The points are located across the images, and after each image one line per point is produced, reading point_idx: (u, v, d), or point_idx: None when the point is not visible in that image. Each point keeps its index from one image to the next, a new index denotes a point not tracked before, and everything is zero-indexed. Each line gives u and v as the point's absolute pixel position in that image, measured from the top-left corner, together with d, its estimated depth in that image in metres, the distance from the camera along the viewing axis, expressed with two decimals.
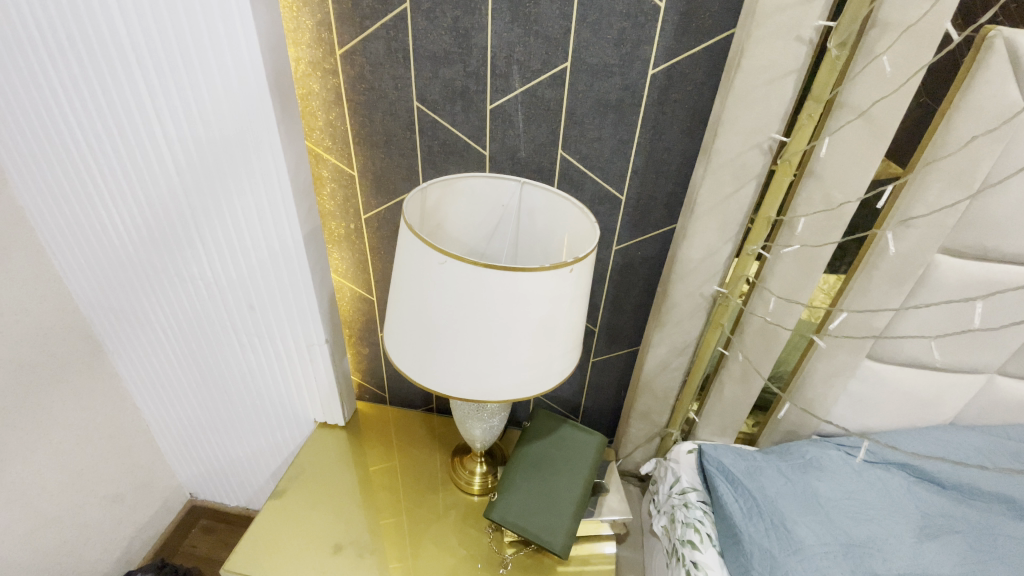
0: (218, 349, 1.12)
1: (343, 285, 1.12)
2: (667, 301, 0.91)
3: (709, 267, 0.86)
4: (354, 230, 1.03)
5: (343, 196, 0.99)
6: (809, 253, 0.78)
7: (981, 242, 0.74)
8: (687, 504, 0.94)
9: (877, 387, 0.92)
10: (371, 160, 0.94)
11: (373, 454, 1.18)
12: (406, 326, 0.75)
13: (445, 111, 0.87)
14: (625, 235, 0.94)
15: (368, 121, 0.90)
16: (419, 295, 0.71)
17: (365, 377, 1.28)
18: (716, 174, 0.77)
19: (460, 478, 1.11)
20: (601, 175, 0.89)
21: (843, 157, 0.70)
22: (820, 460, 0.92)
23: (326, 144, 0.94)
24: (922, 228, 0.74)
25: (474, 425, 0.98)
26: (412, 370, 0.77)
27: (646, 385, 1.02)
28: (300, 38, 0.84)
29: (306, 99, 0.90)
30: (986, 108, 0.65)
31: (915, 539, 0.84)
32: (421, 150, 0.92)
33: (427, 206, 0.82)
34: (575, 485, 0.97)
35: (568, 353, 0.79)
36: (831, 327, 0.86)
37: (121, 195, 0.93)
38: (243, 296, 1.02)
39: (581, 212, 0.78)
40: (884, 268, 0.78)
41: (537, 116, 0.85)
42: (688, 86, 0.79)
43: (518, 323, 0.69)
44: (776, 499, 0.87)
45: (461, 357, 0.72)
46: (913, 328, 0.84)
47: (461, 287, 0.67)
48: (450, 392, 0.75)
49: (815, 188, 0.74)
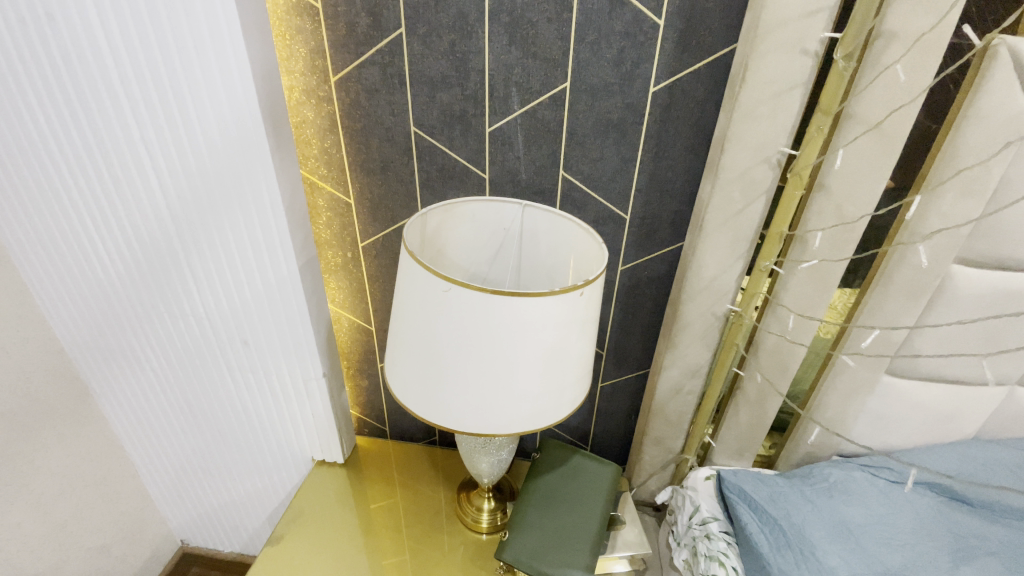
0: (212, 388, 1.07)
1: (341, 316, 1.08)
2: (678, 321, 0.88)
3: (720, 286, 0.83)
4: (351, 258, 1.00)
5: (340, 224, 0.96)
6: (825, 268, 0.75)
7: (995, 251, 0.73)
8: (709, 536, 0.89)
9: (897, 403, 0.89)
10: (367, 188, 0.92)
11: (375, 492, 1.13)
12: (409, 357, 0.71)
13: (443, 134, 0.85)
14: (630, 255, 0.92)
15: (364, 147, 0.88)
16: (424, 324, 0.67)
17: (364, 410, 1.24)
18: (724, 191, 0.75)
19: (466, 515, 1.05)
20: (603, 195, 0.87)
21: (855, 169, 0.68)
22: (844, 483, 0.88)
23: (321, 172, 0.92)
24: (937, 240, 0.73)
25: (481, 458, 0.93)
26: (417, 406, 0.73)
27: (658, 410, 0.99)
28: (293, 66, 0.83)
29: (300, 127, 0.88)
30: (994, 117, 0.63)
31: (949, 564, 0.79)
32: (418, 174, 0.89)
33: (427, 231, 0.79)
34: (592, 520, 0.92)
35: (579, 380, 0.75)
36: (847, 344, 0.85)
37: (108, 228, 0.89)
38: (236, 330, 0.98)
39: (588, 233, 0.76)
40: (898, 282, 0.77)
41: (537, 138, 0.83)
42: (690, 104, 0.77)
43: (527, 350, 0.66)
44: (804, 527, 0.83)
45: (469, 390, 0.69)
46: (932, 343, 0.82)
47: (468, 314, 0.63)
48: (458, 428, 0.71)
49: (826, 202, 0.71)
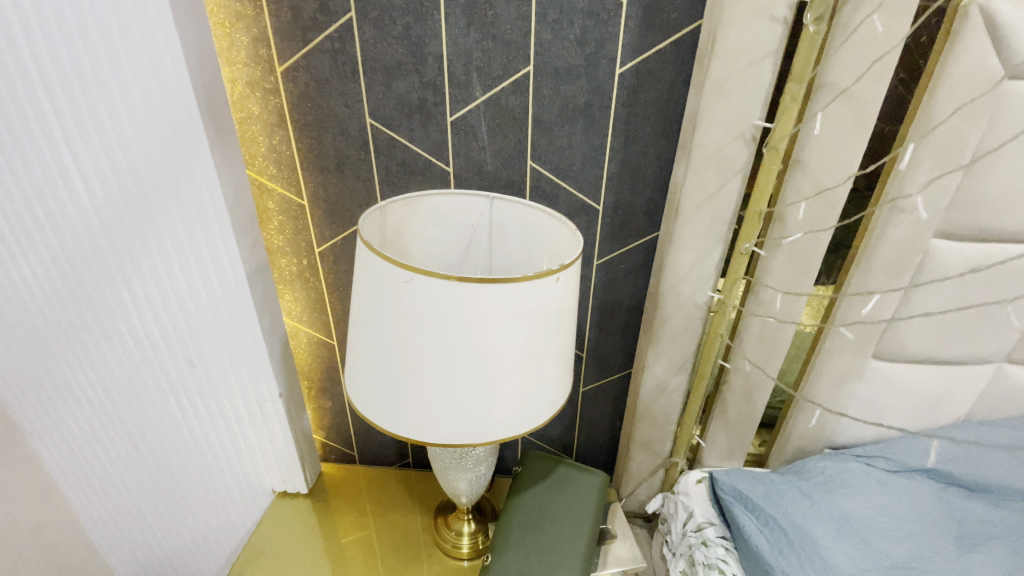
0: (154, 430, 0.93)
1: (299, 331, 1.00)
2: (659, 314, 0.83)
3: (700, 273, 0.79)
4: (308, 265, 0.93)
5: (293, 228, 0.90)
6: (806, 247, 0.72)
7: (973, 222, 0.72)
8: (706, 542, 0.83)
9: (885, 388, 0.86)
10: (323, 187, 0.85)
11: (346, 524, 1.03)
12: (370, 365, 0.64)
13: (402, 125, 0.80)
14: (605, 248, 0.87)
15: (317, 143, 0.82)
16: (386, 327, 0.60)
17: (330, 434, 1.14)
18: (698, 171, 0.71)
19: (445, 541, 0.97)
20: (575, 185, 0.83)
21: (830, 141, 0.65)
22: (840, 475, 0.83)
23: (271, 172, 0.85)
24: (916, 213, 0.71)
25: (457, 476, 0.86)
26: (380, 419, 0.66)
27: (643, 411, 0.93)
28: (235, 56, 0.76)
29: (245, 124, 0.82)
30: (968, 80, 0.62)
31: (957, 552, 0.76)
32: (377, 170, 0.83)
33: (388, 228, 0.73)
34: (581, 535, 0.85)
35: (559, 379, 0.69)
36: (837, 315, 0.81)
37: (28, 234, 0.71)
38: (181, 351, 0.88)
39: (560, 222, 0.71)
40: (882, 259, 0.75)
41: (502, 126, 0.79)
42: (658, 85, 0.75)
43: (500, 347, 0.59)
44: (806, 525, 0.77)
45: (438, 396, 0.62)
46: (915, 325, 0.80)
47: (433, 309, 0.57)
48: (428, 440, 0.64)
49: (803, 178, 0.69)
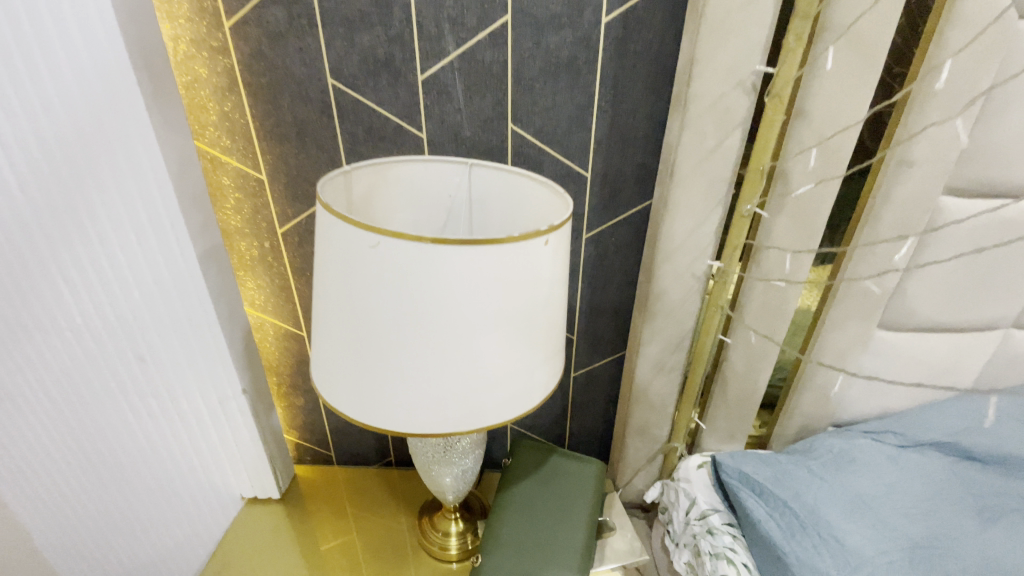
0: (106, 438, 0.75)
1: (264, 322, 0.92)
2: (655, 287, 0.77)
3: (698, 241, 0.73)
4: (270, 248, 0.85)
5: (251, 206, 0.81)
6: (809, 208, 0.67)
7: (983, 176, 0.68)
8: (711, 531, 0.78)
9: (891, 359, 0.82)
10: (282, 158, 0.77)
11: (325, 531, 0.95)
12: (338, 349, 0.57)
13: (368, 86, 0.72)
14: (595, 220, 0.81)
15: (274, 108, 0.74)
16: (353, 303, 0.53)
17: (304, 434, 1.06)
18: (695, 126, 0.66)
19: (432, 544, 0.90)
20: (560, 150, 0.76)
21: (835, 88, 0.60)
22: (850, 453, 0.78)
23: (223, 144, 0.77)
24: (924, 167, 0.66)
25: (442, 471, 0.78)
26: (351, 410, 0.58)
27: (639, 394, 0.87)
28: (175, 9, 0.68)
29: (191, 89, 0.73)
30: (978, 17, 0.58)
31: (976, 527, 0.72)
32: (342, 138, 0.76)
33: (354, 198, 0.65)
34: (580, 530, 0.79)
35: (550, 358, 0.62)
36: (849, 268, 0.75)
37: None
38: (128, 340, 0.75)
39: (545, 187, 0.65)
40: (889, 218, 0.70)
41: (478, 85, 0.72)
42: (647, 35, 0.68)
43: (485, 321, 0.53)
44: (818, 507, 0.72)
45: (416, 380, 0.54)
46: (923, 291, 0.76)
47: (407, 278, 0.49)
48: (407, 431, 0.57)
49: (806, 131, 0.63)
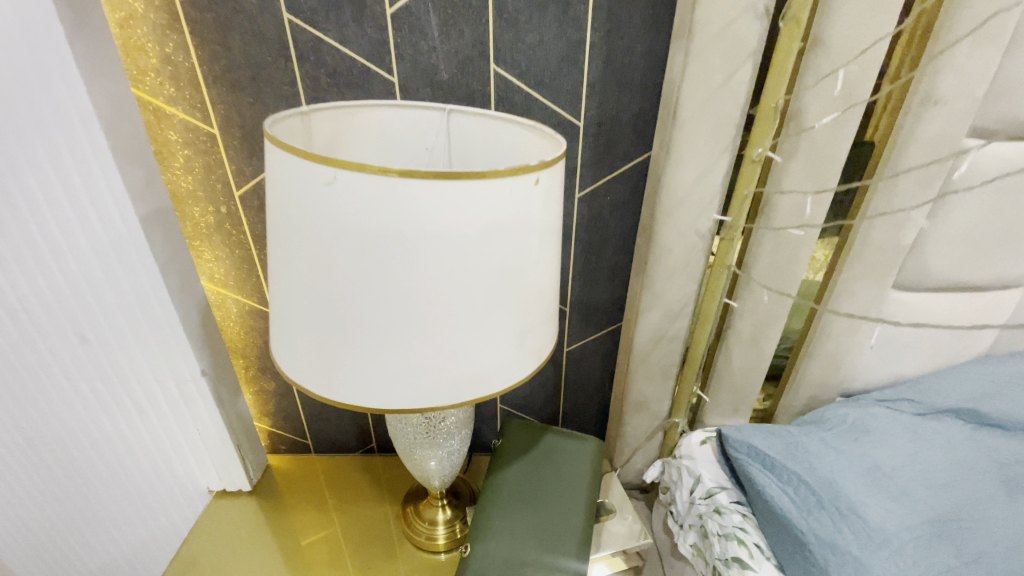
0: None
1: (225, 299, 0.83)
2: (656, 247, 0.71)
3: (703, 194, 0.66)
4: (228, 214, 0.76)
5: (204, 166, 0.72)
6: (826, 150, 0.60)
7: (1015, 113, 0.61)
8: (719, 510, 0.72)
9: (907, 322, 0.76)
10: (236, 109, 0.69)
11: (303, 523, 0.88)
12: (299, 314, 0.49)
13: (329, 22, 0.64)
14: (588, 176, 0.74)
15: (224, 49, 0.65)
16: (313, 256, 0.45)
17: (276, 422, 0.98)
18: (702, 59, 0.58)
19: (418, 534, 0.83)
20: (549, 96, 0.69)
21: (860, 7, 0.53)
22: (864, 422, 0.73)
23: (167, 92, 0.67)
24: (952, 101, 0.59)
25: (426, 454, 0.71)
26: (317, 384, 0.51)
27: (639, 365, 0.81)
28: None
29: (126, 27, 0.63)
30: None
31: (1003, 497, 0.67)
32: (303, 83, 0.67)
33: (315, 144, 0.57)
34: (579, 513, 0.72)
35: (544, 322, 0.55)
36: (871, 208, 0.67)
37: None
38: None
39: (533, 129, 0.57)
40: (912, 160, 0.63)
41: (456, 19, 0.64)
42: None
43: (468, 274, 0.45)
44: (835, 480, 0.67)
45: (391, 346, 0.47)
46: (943, 245, 0.70)
47: (375, 222, 0.42)
48: (381, 406, 0.49)
49: (824, 59, 0.57)
